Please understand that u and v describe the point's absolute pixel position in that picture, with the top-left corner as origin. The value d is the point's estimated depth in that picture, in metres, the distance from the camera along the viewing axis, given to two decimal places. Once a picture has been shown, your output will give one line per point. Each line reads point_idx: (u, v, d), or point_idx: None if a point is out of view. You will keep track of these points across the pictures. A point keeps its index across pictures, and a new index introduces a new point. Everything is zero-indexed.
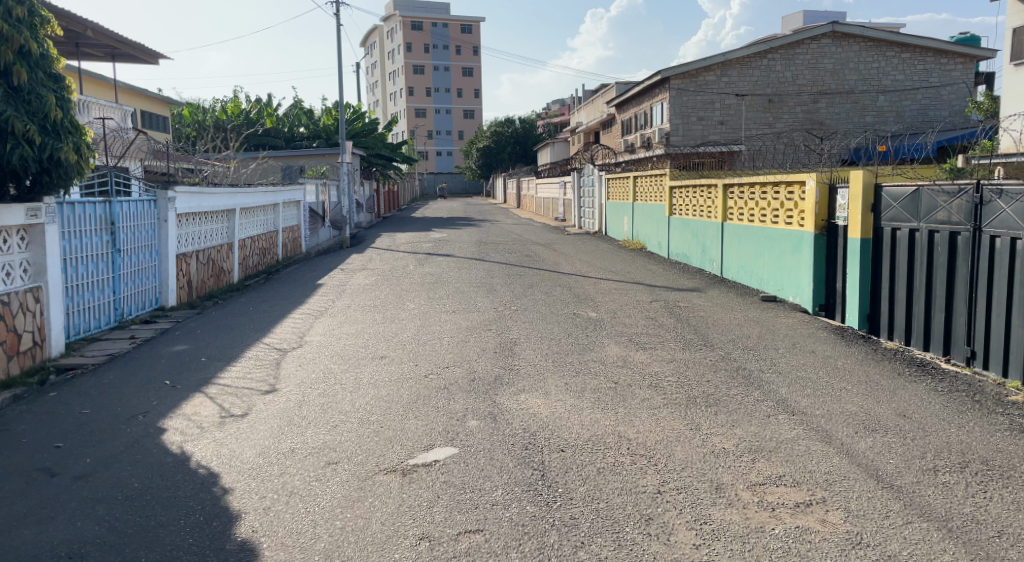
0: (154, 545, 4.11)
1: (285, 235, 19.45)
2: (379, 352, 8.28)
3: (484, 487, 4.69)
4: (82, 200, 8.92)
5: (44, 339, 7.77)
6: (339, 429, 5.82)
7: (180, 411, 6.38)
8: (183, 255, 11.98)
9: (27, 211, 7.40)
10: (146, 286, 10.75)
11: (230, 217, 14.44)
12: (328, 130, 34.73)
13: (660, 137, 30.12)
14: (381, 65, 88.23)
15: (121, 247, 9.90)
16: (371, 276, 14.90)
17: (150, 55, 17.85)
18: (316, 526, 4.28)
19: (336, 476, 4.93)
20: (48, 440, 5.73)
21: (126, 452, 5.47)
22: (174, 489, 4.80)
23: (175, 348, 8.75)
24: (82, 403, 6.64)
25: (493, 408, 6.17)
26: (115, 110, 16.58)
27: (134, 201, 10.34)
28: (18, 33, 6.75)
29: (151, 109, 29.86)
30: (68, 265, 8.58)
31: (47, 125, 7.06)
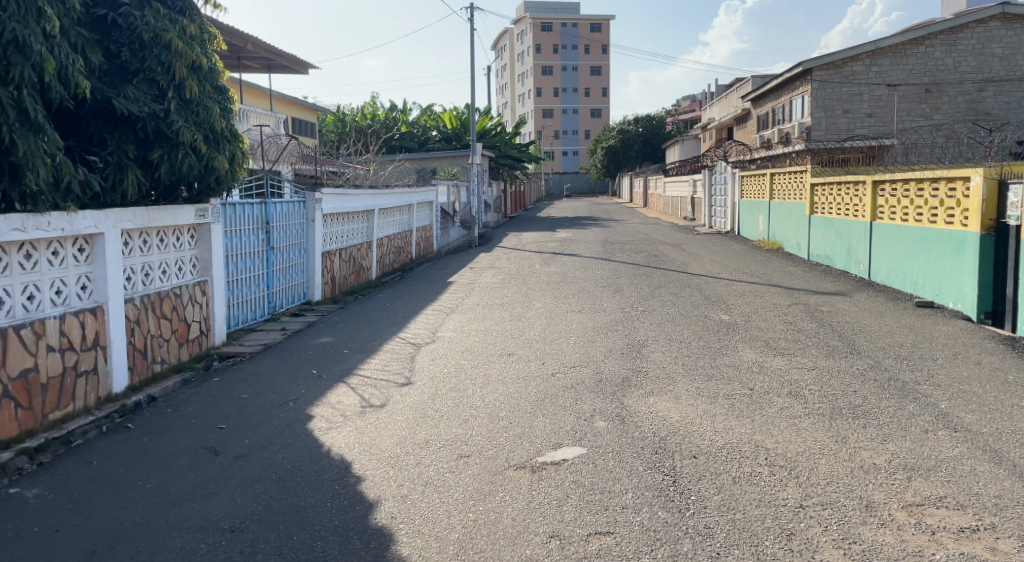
0: (305, 525, 4.32)
1: (417, 235, 20.10)
2: (507, 349, 8.37)
3: (614, 489, 4.61)
4: (242, 202, 9.53)
5: (209, 329, 8.41)
6: (470, 423, 5.91)
7: (326, 399, 6.71)
8: (327, 253, 12.59)
9: (198, 212, 8.01)
10: (295, 281, 11.41)
11: (369, 218, 15.05)
12: (460, 133, 35.57)
13: (799, 132, 28.49)
14: (511, 68, 89.53)
15: (275, 245, 10.54)
16: (500, 274, 15.10)
17: (302, 66, 18.90)
18: (450, 517, 4.36)
19: (468, 469, 5.01)
20: (213, 421, 6.17)
21: (279, 435, 5.80)
22: (321, 472, 5.05)
23: (321, 340, 9.22)
24: (240, 389, 7.11)
25: (621, 410, 6.08)
26: (270, 117, 17.68)
27: (286, 202, 10.96)
28: (191, 50, 7.09)
29: (300, 116, 31.70)
30: (229, 261, 9.22)
31: (210, 134, 7.46)
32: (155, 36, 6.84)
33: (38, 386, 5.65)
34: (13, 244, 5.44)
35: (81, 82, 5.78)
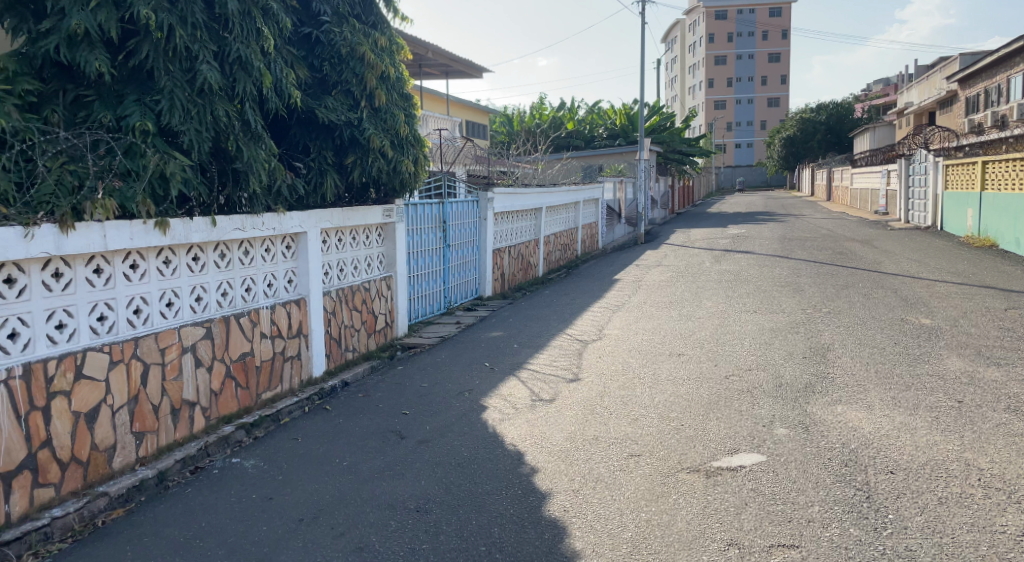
0: (482, 510, 4.52)
1: (584, 232, 20.22)
2: (678, 349, 8.25)
3: (799, 501, 4.43)
4: (422, 202, 10.06)
5: (393, 321, 8.97)
6: (641, 422, 5.90)
7: (498, 391, 6.95)
8: (498, 250, 12.99)
9: (384, 212, 8.57)
10: (468, 277, 11.88)
11: (537, 216, 15.35)
12: (629, 129, 35.30)
13: (1017, 113, 25.78)
14: (681, 60, 87.48)
15: (451, 243, 11.03)
16: (669, 272, 14.87)
17: (477, 71, 19.60)
18: (622, 515, 4.39)
19: (640, 469, 5.01)
20: (397, 407, 6.59)
21: (456, 424, 6.09)
22: (495, 461, 5.26)
23: (492, 334, 9.55)
24: (420, 378, 7.54)
25: (805, 418, 5.81)
26: (447, 122, 18.49)
27: (461, 202, 11.43)
28: (381, 61, 7.57)
29: (473, 118, 32.81)
30: (411, 258, 9.77)
31: (397, 140, 7.95)
32: (352, 50, 7.35)
33: (254, 369, 6.28)
34: (234, 242, 6.03)
35: (292, 93, 6.31)
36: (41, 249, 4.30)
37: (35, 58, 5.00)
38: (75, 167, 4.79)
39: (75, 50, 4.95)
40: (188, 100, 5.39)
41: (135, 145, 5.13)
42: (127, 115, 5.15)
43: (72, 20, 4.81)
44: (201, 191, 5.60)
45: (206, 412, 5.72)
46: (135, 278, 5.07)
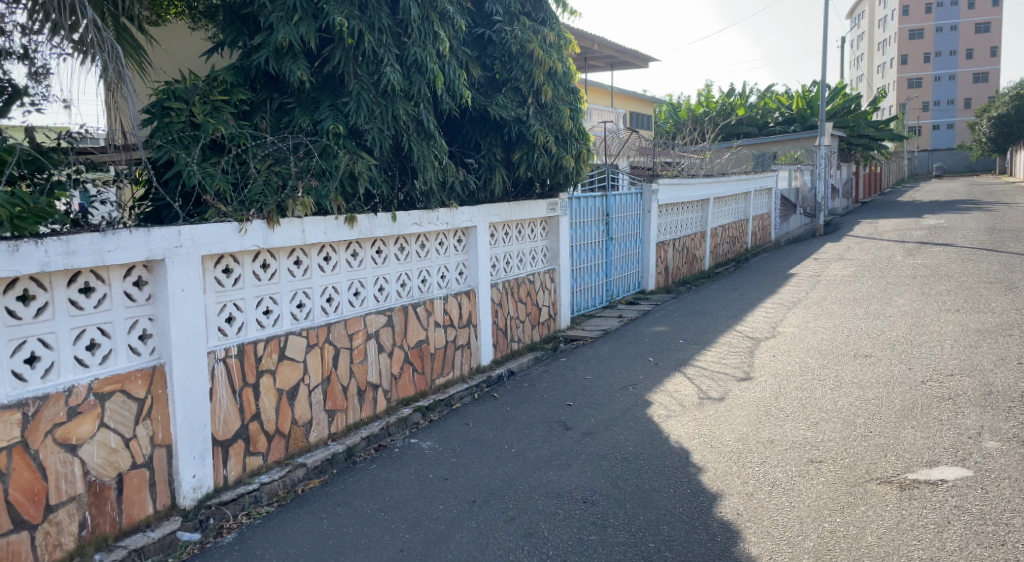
0: (650, 507, 4.53)
1: (756, 224, 19.45)
2: (863, 350, 7.77)
3: (1014, 523, 4.07)
4: (586, 195, 10.12)
5: (556, 313, 9.14)
6: (821, 427, 5.65)
7: (664, 387, 6.90)
8: (662, 243, 12.83)
9: (549, 206, 8.73)
10: (631, 270, 11.83)
11: (704, 207, 14.96)
12: (807, 114, 33.40)
13: None
14: (868, 37, 81.46)
15: (614, 236, 11.03)
16: (851, 267, 13.99)
17: (644, 60, 19.33)
18: (803, 524, 4.23)
19: (821, 476, 4.80)
20: (562, 398, 6.71)
21: (622, 418, 6.12)
22: (663, 458, 5.24)
23: (657, 328, 9.47)
24: (584, 370, 7.63)
25: (1020, 431, 5.29)
26: (611, 113, 18.43)
27: (624, 194, 11.38)
28: (551, 57, 7.64)
29: (638, 108, 32.41)
30: (574, 251, 9.87)
31: (562, 134, 8.04)
32: (521, 48, 7.47)
33: (429, 355, 6.64)
34: (412, 235, 6.38)
35: (465, 93, 6.56)
36: (252, 243, 4.78)
37: (248, 70, 5.59)
38: (280, 168, 5.29)
39: (281, 61, 5.46)
40: (373, 102, 5.77)
41: (329, 147, 5.57)
42: (322, 119, 5.63)
43: (279, 33, 5.29)
44: (383, 188, 6.01)
45: (387, 394, 6.13)
46: (328, 269, 5.51)
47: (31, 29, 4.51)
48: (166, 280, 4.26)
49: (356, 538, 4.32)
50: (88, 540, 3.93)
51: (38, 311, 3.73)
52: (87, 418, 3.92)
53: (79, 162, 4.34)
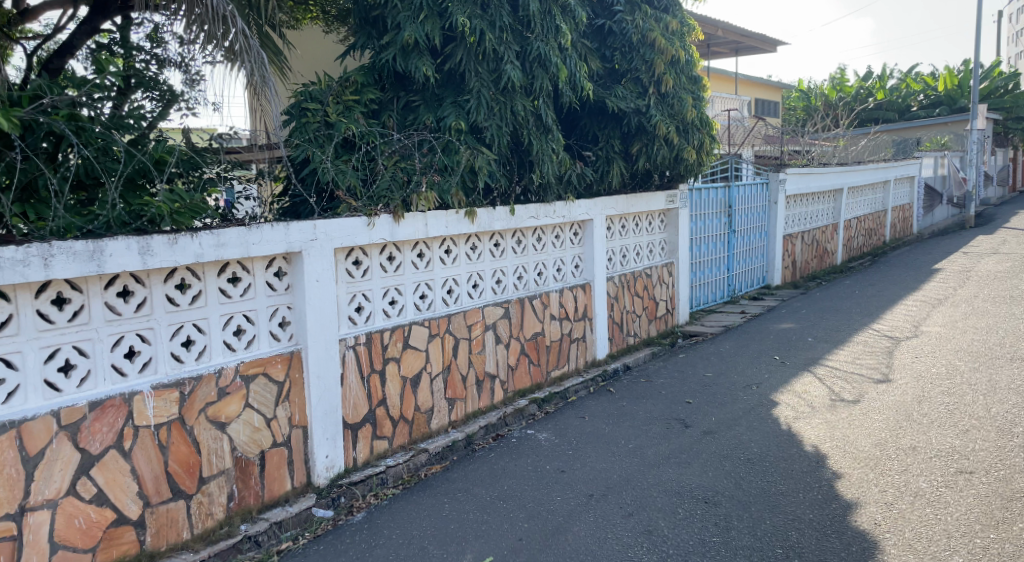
0: (778, 511, 4.40)
1: (895, 215, 18.34)
2: (1021, 354, 7.19)
3: None
4: (707, 187, 9.88)
5: (674, 307, 9.00)
6: (971, 435, 5.29)
7: (792, 387, 6.67)
8: (789, 236, 12.34)
9: (668, 197, 8.58)
10: (755, 264, 11.46)
11: (837, 198, 14.25)
12: (954, 96, 31.08)
13: None
14: None
15: (736, 229, 10.72)
16: (1006, 262, 12.94)
17: (771, 45, 18.57)
18: (951, 538, 3.99)
19: (971, 489, 4.51)
20: (681, 395, 6.62)
21: (746, 417, 5.97)
22: (792, 461, 5.08)
23: (783, 325, 9.14)
24: (705, 367, 7.49)
25: None
26: (735, 101, 17.87)
27: (749, 185, 11.03)
28: (672, 45, 7.50)
29: (765, 96, 31.22)
30: (694, 245, 9.67)
31: (683, 124, 7.89)
32: (643, 37, 7.36)
33: (545, 347, 6.70)
34: (529, 229, 6.46)
35: (586, 85, 6.55)
36: (380, 236, 4.99)
37: (377, 70, 5.83)
38: (405, 164, 5.48)
39: (408, 59, 5.65)
40: (493, 98, 5.88)
41: (451, 142, 5.73)
42: (445, 116, 5.77)
43: (406, 32, 5.47)
44: (502, 182, 6.11)
45: (505, 384, 6.24)
46: (449, 262, 5.67)
47: (188, 38, 4.84)
48: (303, 271, 4.52)
49: (476, 524, 4.45)
50: (236, 511, 4.26)
51: (193, 298, 4.06)
52: (234, 398, 4.24)
53: (228, 161, 4.66)
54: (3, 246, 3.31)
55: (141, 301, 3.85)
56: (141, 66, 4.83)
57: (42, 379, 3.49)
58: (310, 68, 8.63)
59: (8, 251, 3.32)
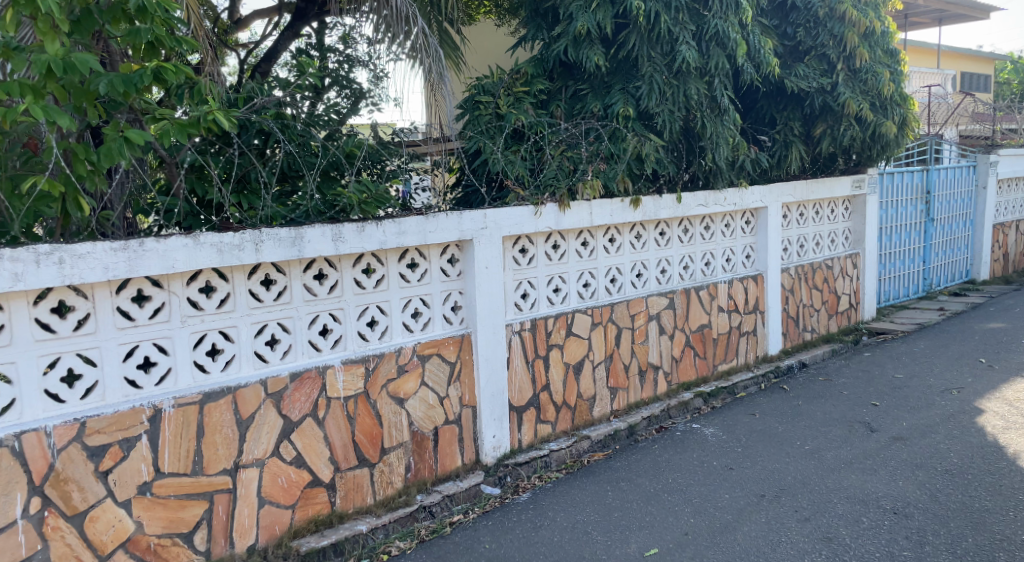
0: (981, 529, 4.02)
1: None
2: None
3: None
4: (902, 171, 9.10)
5: (858, 302, 8.41)
6: None
7: (1000, 393, 6.04)
8: (1000, 225, 11.10)
9: (854, 182, 8.02)
10: (957, 256, 10.43)
11: None
12: None
13: None
14: None
15: (935, 216, 9.80)
16: None
17: (983, 12, 16.70)
18: None
19: None
20: (866, 397, 6.20)
21: (943, 424, 5.49)
22: (999, 476, 4.61)
23: (991, 325, 8.26)
24: (894, 367, 6.95)
25: None
26: (937, 76, 16.28)
27: (952, 169, 10.03)
28: (867, 17, 6.94)
29: (976, 69, 28.14)
30: (884, 234, 8.95)
31: (879, 101, 7.27)
32: (831, 11, 6.89)
33: (711, 340, 6.52)
34: (698, 217, 6.29)
35: (770, 61, 6.20)
36: (546, 225, 5.08)
37: (547, 61, 5.92)
38: (572, 153, 5.53)
39: (579, 48, 5.68)
40: (665, 83, 5.79)
41: (619, 130, 5.71)
42: (613, 103, 5.75)
43: (578, 21, 5.51)
44: (670, 169, 6.02)
45: (668, 376, 6.16)
46: (613, 251, 5.68)
47: (375, 38, 5.17)
48: (473, 258, 4.72)
49: (642, 515, 4.44)
50: (411, 482, 4.56)
51: (376, 282, 4.39)
52: (411, 376, 4.53)
53: (407, 154, 4.93)
54: (223, 232, 3.73)
55: (333, 283, 4.21)
56: (334, 66, 5.26)
57: (252, 351, 3.93)
58: (484, 61, 8.96)
59: (228, 236, 3.74)
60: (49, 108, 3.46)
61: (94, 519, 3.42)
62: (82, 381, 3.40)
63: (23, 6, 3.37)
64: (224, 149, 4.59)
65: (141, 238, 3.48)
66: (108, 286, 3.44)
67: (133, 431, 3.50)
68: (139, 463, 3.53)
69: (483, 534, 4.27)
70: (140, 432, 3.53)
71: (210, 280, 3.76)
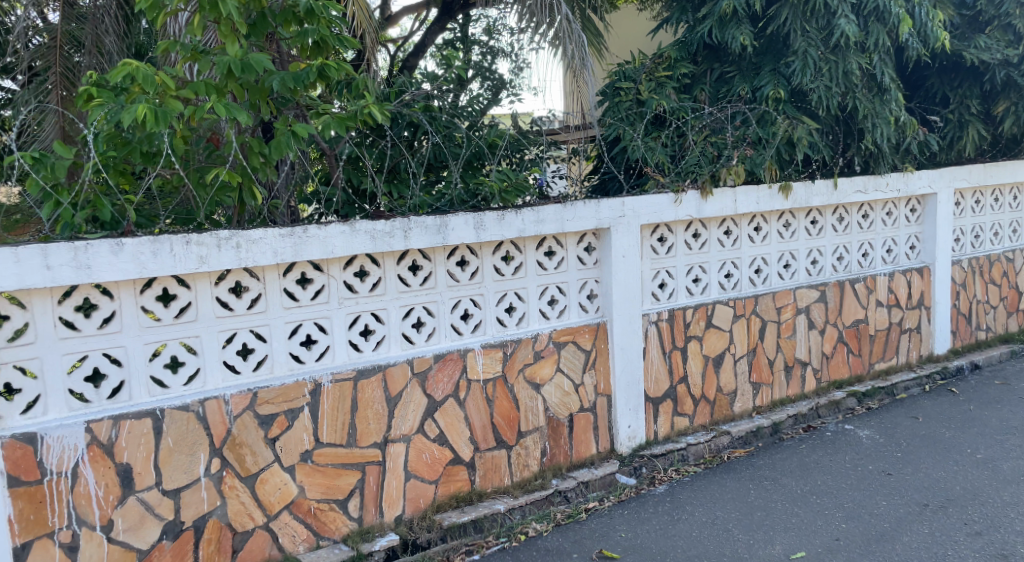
0: None
1: None
2: None
3: None
4: None
5: None
6: None
7: None
8: None
9: None
10: None
11: None
12: None
13: None
14: None
15: None
16: None
17: None
18: None
19: None
20: None
21: None
22: None
23: None
24: None
25: None
26: None
27: None
28: None
29: None
30: None
31: None
32: None
33: (868, 336, 6.08)
34: (855, 204, 5.89)
35: (940, 35, 5.68)
36: (686, 213, 4.95)
37: (691, 44, 5.76)
38: (716, 138, 5.38)
39: (725, 29, 5.46)
40: (821, 58, 5.41)
41: (768, 113, 5.49)
42: (762, 86, 5.53)
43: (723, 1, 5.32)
44: (825, 153, 5.69)
45: (818, 373, 5.82)
46: (758, 240, 5.44)
47: (519, 28, 5.28)
48: (610, 247, 4.69)
49: (788, 516, 4.26)
50: (547, 466, 4.64)
51: (515, 269, 4.47)
52: (547, 361, 4.59)
53: (546, 142, 4.90)
54: (376, 220, 3.93)
55: (474, 270, 4.34)
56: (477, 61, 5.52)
57: (400, 332, 4.13)
58: (626, 47, 8.91)
59: (380, 224, 3.94)
60: (230, 105, 3.75)
61: (264, 481, 3.75)
62: (254, 355, 3.72)
63: (209, 11, 3.71)
64: (377, 142, 4.82)
65: (305, 225, 3.74)
66: (276, 269, 3.74)
67: (297, 403, 3.81)
68: (301, 433, 3.83)
69: (619, 523, 4.27)
70: (303, 404, 3.82)
71: (364, 265, 3.99)
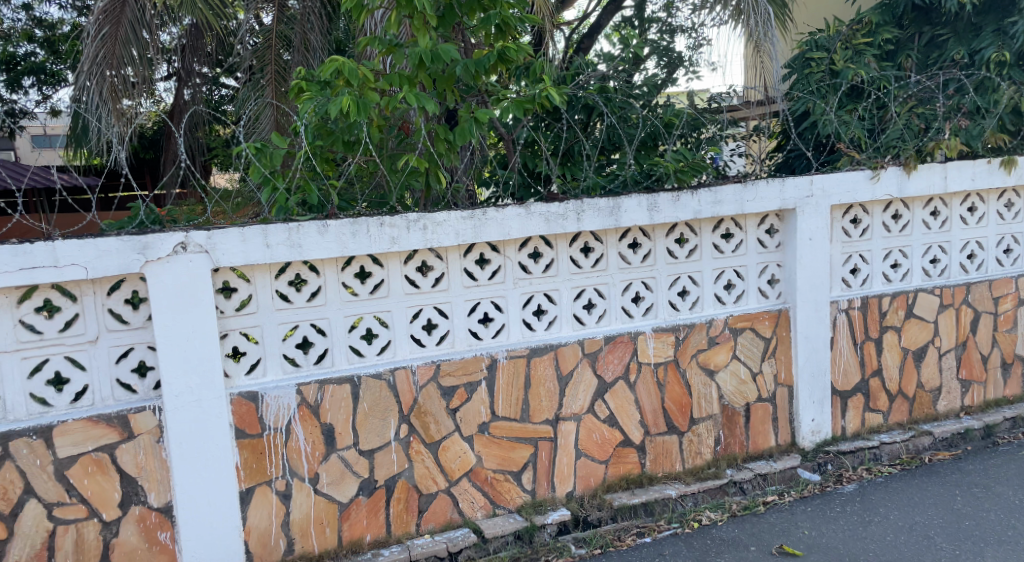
0: None
1: None
2: None
3: None
4: None
5: None
6: None
7: None
8: None
9: None
10: None
11: None
12: None
13: None
14: None
15: None
16: None
17: None
18: None
19: None
20: None
21: None
22: None
23: None
24: None
25: None
26: None
27: None
28: None
29: None
30: None
31: None
32: None
33: None
34: None
35: None
36: (885, 192, 4.53)
37: (896, 6, 5.38)
38: (924, 109, 4.93)
39: None
40: None
41: (989, 79, 4.93)
42: (983, 48, 4.98)
43: None
44: None
45: None
46: (972, 222, 4.88)
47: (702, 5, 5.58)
48: (795, 229, 4.42)
49: (1003, 528, 3.82)
50: (722, 455, 4.51)
51: (689, 252, 4.36)
52: (722, 348, 4.44)
53: (725, 121, 4.69)
54: (551, 203, 3.99)
55: (646, 253, 4.28)
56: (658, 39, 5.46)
57: (572, 313, 4.18)
58: (816, 16, 8.29)
59: (555, 205, 3.99)
60: (420, 94, 3.95)
61: (446, 448, 3.97)
62: (438, 330, 3.94)
63: (404, 7, 3.94)
64: (553, 125, 4.91)
65: (484, 208, 3.87)
66: (458, 249, 3.91)
67: (475, 377, 3.98)
68: (479, 406, 4.00)
69: (801, 519, 4.06)
70: (481, 378, 3.99)
71: (538, 246, 4.07)
